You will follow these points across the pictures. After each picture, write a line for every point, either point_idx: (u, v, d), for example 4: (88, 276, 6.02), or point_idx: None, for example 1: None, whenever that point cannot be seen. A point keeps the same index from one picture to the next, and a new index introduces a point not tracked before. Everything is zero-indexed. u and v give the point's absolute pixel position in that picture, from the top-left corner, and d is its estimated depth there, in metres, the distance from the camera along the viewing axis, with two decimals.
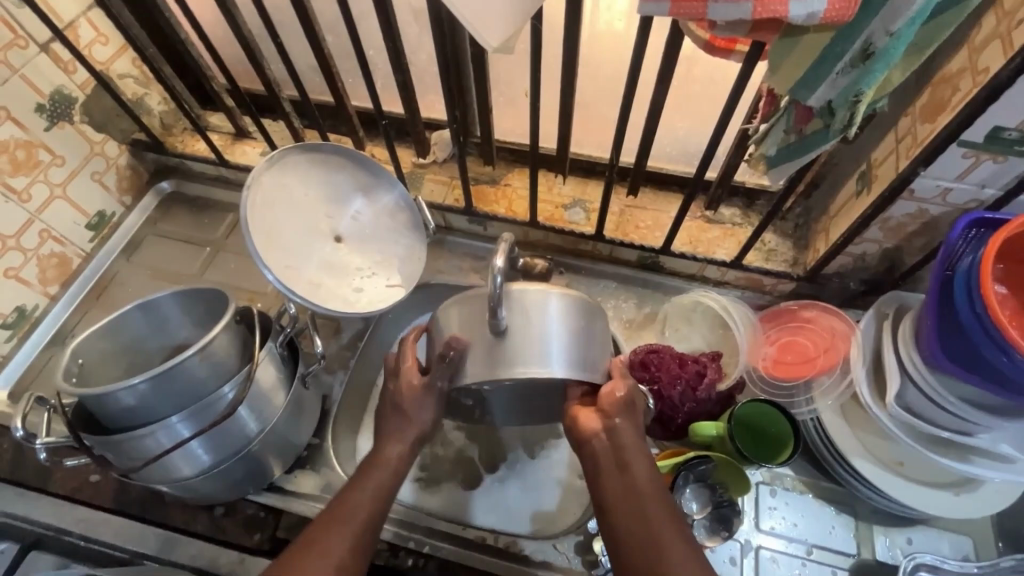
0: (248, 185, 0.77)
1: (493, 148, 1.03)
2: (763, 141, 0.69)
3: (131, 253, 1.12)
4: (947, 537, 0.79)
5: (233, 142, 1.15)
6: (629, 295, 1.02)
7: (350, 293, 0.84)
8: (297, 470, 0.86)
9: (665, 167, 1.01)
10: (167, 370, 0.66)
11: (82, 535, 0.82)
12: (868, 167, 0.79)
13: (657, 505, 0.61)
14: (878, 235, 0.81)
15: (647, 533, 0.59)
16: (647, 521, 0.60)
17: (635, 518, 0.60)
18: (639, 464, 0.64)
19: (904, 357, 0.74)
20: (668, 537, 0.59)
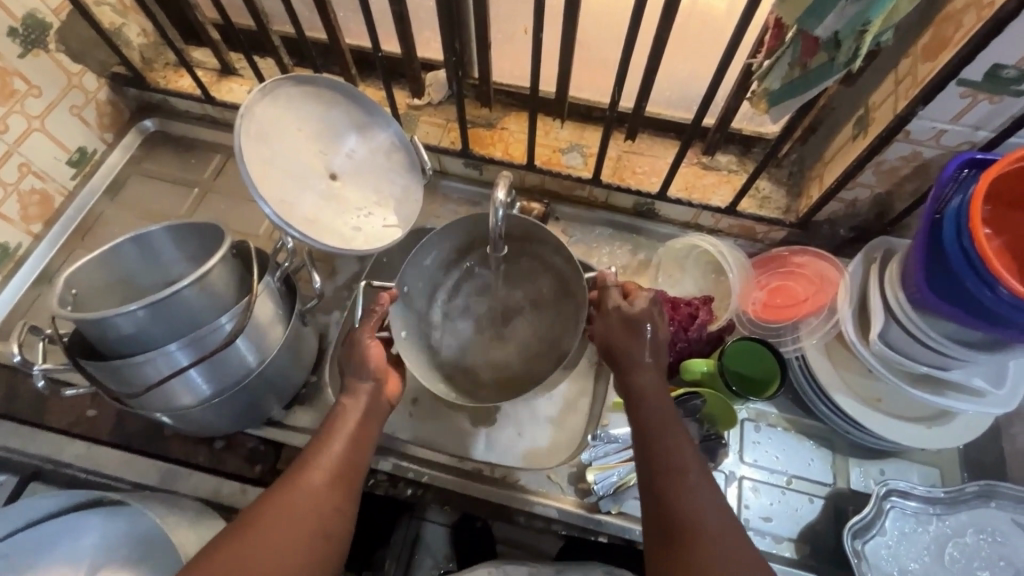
0: (242, 115, 0.75)
1: (490, 90, 1.01)
2: (766, 77, 0.69)
3: (115, 192, 1.09)
4: (917, 468, 0.84)
5: (219, 79, 1.11)
6: (623, 241, 1.03)
7: (347, 230, 0.83)
8: (295, 406, 0.88)
9: (664, 112, 1.01)
10: (164, 298, 0.66)
11: (83, 467, 0.83)
12: (866, 111, 0.79)
13: (666, 411, 0.67)
14: (871, 179, 0.82)
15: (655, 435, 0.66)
16: (659, 423, 0.66)
17: (651, 421, 0.67)
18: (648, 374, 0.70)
19: (889, 298, 0.77)
20: (674, 442, 0.65)
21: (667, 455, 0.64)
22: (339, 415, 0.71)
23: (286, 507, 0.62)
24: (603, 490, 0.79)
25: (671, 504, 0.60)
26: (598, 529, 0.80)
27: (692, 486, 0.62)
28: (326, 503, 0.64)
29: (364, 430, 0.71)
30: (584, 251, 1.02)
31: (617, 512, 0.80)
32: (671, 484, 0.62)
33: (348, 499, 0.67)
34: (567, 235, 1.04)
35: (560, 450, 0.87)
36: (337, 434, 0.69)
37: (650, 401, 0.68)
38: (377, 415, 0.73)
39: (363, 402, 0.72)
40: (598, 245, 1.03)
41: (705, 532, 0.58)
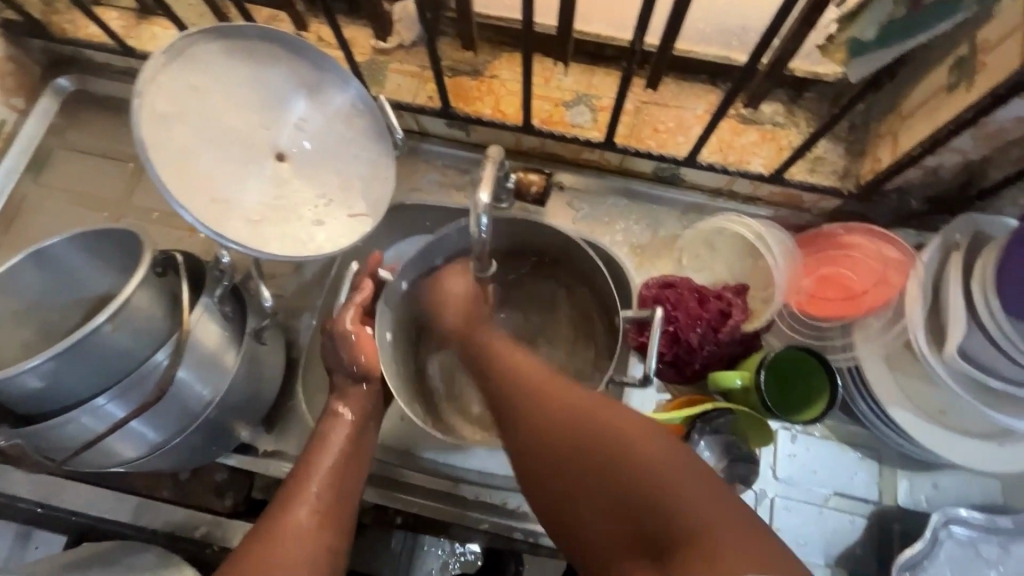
0: (138, 91, 0.57)
1: (473, 27, 0.80)
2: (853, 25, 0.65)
3: (38, 171, 0.92)
4: (976, 483, 0.74)
5: (138, 23, 0.90)
6: (641, 215, 0.85)
7: (302, 228, 0.67)
8: (267, 427, 0.77)
9: (695, 49, 0.79)
10: (72, 347, 0.53)
11: (38, 502, 0.74)
12: (972, 53, 0.60)
13: (535, 375, 0.58)
14: (966, 144, 0.64)
15: (531, 394, 0.57)
16: (523, 392, 0.57)
17: (522, 392, 0.58)
18: (512, 351, 0.63)
19: (977, 300, 0.61)
20: (562, 395, 0.55)
21: (546, 411, 0.54)
22: (323, 435, 0.64)
23: (276, 548, 0.54)
24: None
25: (554, 438, 0.52)
26: None
27: (582, 414, 0.52)
28: (318, 538, 0.56)
29: (357, 453, 0.64)
30: (594, 229, 0.85)
31: None
32: (556, 427, 0.53)
33: (342, 530, 0.59)
34: (574, 208, 0.86)
35: None
36: (325, 459, 0.62)
37: (517, 359, 0.61)
38: (367, 432, 0.66)
39: (356, 411, 0.66)
40: (612, 221, 0.85)
41: (619, 452, 0.48)
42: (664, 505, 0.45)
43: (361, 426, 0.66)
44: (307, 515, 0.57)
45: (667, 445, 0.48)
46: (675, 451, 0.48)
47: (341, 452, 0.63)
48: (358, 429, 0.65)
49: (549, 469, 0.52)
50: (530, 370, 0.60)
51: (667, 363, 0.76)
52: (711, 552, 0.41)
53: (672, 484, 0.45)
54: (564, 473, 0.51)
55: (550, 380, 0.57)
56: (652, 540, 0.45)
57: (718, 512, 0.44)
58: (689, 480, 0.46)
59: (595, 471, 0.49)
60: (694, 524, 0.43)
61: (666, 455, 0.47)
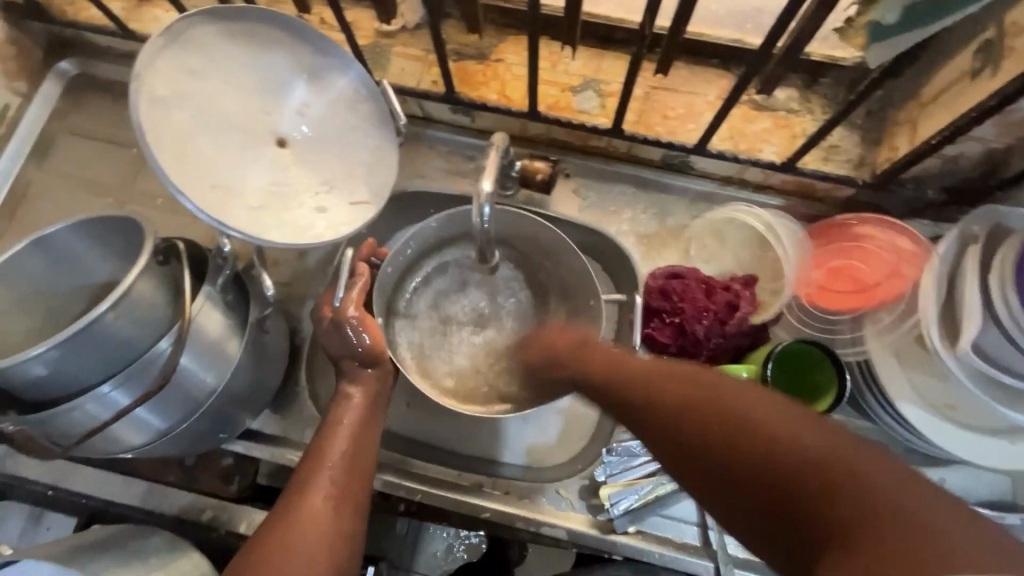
0: (136, 76, 0.56)
1: (478, 9, 0.78)
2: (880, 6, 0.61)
3: (42, 155, 0.92)
4: (985, 479, 0.73)
5: (138, 5, 0.88)
6: (649, 203, 0.84)
7: (304, 216, 0.66)
8: (271, 414, 0.78)
9: (707, 32, 0.77)
10: (76, 335, 0.53)
11: (49, 484, 0.75)
12: (999, 36, 0.57)
13: (631, 368, 0.56)
14: (989, 132, 0.62)
15: (626, 382, 0.55)
16: (624, 383, 0.55)
17: (620, 383, 0.56)
18: (601, 349, 0.61)
19: (994, 295, 0.59)
20: (663, 381, 0.53)
21: (673, 404, 0.50)
22: (334, 417, 0.63)
23: (296, 539, 0.53)
24: (619, 510, 0.72)
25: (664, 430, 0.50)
26: (611, 550, 0.72)
27: (713, 403, 0.48)
28: (335, 526, 0.56)
29: (369, 426, 0.63)
30: (600, 217, 0.83)
31: (635, 531, 0.72)
32: (703, 427, 0.47)
33: (360, 515, 0.59)
34: (580, 196, 0.84)
35: (572, 443, 0.77)
36: (339, 433, 0.61)
37: (604, 364, 0.59)
38: (375, 414, 0.65)
39: (366, 393, 0.65)
40: (619, 209, 0.84)
41: (754, 437, 0.44)
42: (810, 472, 0.41)
43: (370, 404, 0.64)
44: (322, 502, 0.56)
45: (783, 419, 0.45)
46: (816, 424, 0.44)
47: (353, 427, 0.62)
48: (367, 409, 0.64)
49: (684, 456, 0.48)
50: (635, 363, 0.56)
51: (672, 355, 0.75)
52: (924, 540, 0.35)
53: (821, 453, 0.41)
54: (704, 463, 0.46)
55: (653, 366, 0.55)
56: (822, 524, 0.39)
57: (881, 479, 0.39)
58: (825, 444, 0.42)
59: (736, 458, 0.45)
60: (860, 497, 0.38)
61: (813, 431, 0.43)
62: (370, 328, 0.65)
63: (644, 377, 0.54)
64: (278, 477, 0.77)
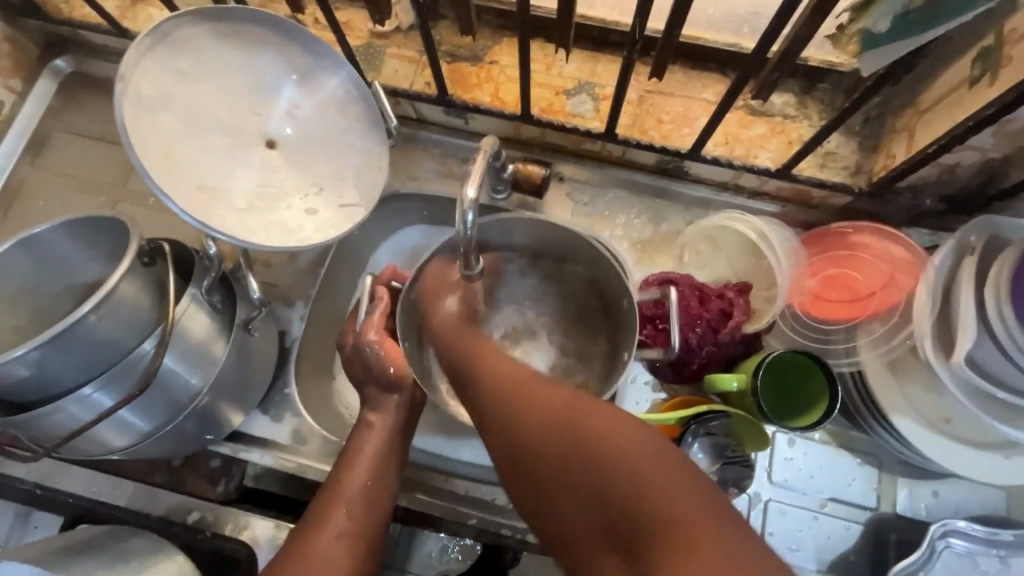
0: (121, 76, 0.56)
1: (472, 11, 0.77)
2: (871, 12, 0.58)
3: (37, 153, 0.92)
4: (979, 493, 0.71)
5: (133, 4, 0.88)
6: (643, 208, 0.83)
7: (292, 218, 0.66)
8: (259, 415, 0.77)
9: (703, 36, 0.76)
10: (57, 337, 0.53)
11: (37, 483, 0.75)
12: (998, 43, 0.56)
13: (502, 368, 0.56)
14: (986, 141, 0.61)
15: (494, 385, 0.54)
16: (492, 385, 0.54)
17: (487, 386, 0.55)
18: (476, 348, 0.60)
19: (989, 307, 0.59)
20: (527, 389, 0.52)
21: (533, 409, 0.49)
22: (354, 446, 0.64)
23: (306, 572, 0.56)
24: None
25: (515, 436, 0.49)
26: None
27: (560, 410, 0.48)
28: (350, 560, 0.58)
29: (389, 458, 0.64)
30: (593, 222, 0.83)
31: None
32: (547, 436, 0.47)
33: (373, 546, 0.61)
34: (574, 200, 0.84)
35: None
36: (357, 465, 0.63)
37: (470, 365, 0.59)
38: (396, 444, 0.65)
39: (387, 422, 0.66)
40: (613, 214, 0.83)
41: (605, 452, 0.43)
42: (629, 483, 0.40)
43: (391, 434, 0.65)
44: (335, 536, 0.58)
45: (618, 423, 0.44)
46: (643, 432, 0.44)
47: (374, 458, 0.63)
48: (388, 438, 0.65)
49: (530, 460, 0.47)
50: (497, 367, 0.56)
51: (664, 362, 0.74)
52: (695, 537, 0.36)
53: (642, 460, 0.41)
54: (549, 474, 0.45)
55: (514, 371, 0.55)
56: (630, 531, 0.39)
57: (679, 489, 0.39)
58: (663, 467, 0.40)
59: (572, 464, 0.44)
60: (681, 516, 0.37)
61: (662, 456, 0.41)
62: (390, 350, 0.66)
63: (522, 384, 0.53)
64: (265, 480, 0.77)
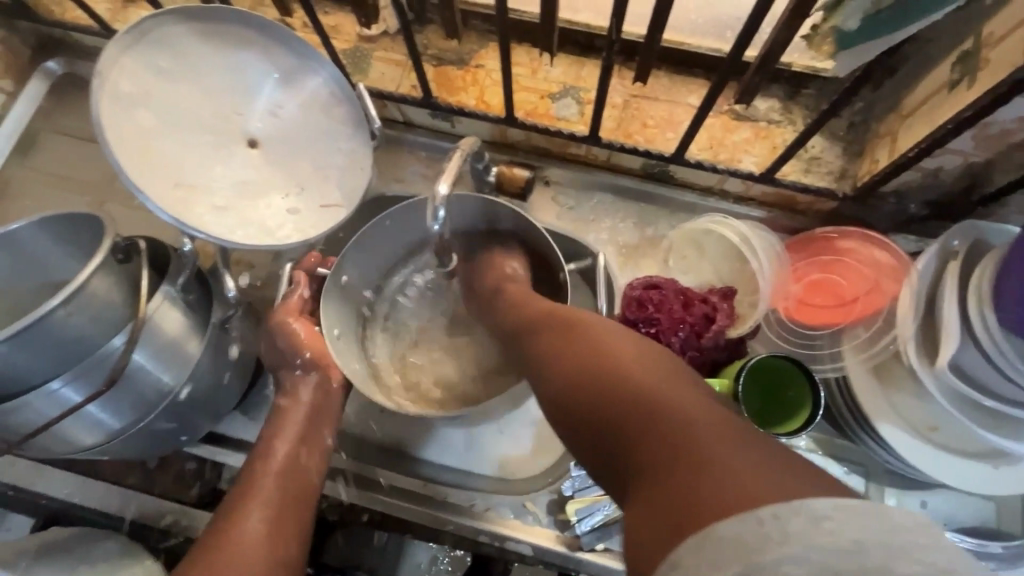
0: (98, 72, 0.56)
1: (457, 15, 0.78)
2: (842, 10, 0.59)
3: (25, 153, 0.92)
4: (970, 504, 0.70)
5: (124, 6, 0.89)
6: (628, 212, 0.83)
7: (271, 217, 0.65)
8: (238, 417, 0.76)
9: (687, 42, 0.77)
10: (23, 331, 0.52)
11: (10, 484, 0.74)
12: (976, 47, 0.56)
13: (547, 307, 0.58)
14: (967, 145, 0.60)
15: (547, 321, 0.56)
16: (543, 322, 0.56)
17: (538, 323, 0.57)
18: (533, 300, 0.62)
19: (971, 312, 0.58)
20: (568, 325, 0.53)
21: (563, 345, 0.51)
22: (269, 434, 0.63)
23: (223, 559, 0.51)
24: (586, 527, 0.69)
25: (551, 364, 0.50)
26: (578, 567, 0.70)
27: (592, 343, 0.48)
28: (272, 546, 0.54)
29: (310, 442, 0.63)
30: (578, 225, 0.82)
31: (603, 548, 0.69)
32: (579, 365, 0.47)
33: (299, 532, 0.57)
34: (558, 204, 0.83)
35: (545, 455, 0.75)
36: (272, 451, 0.61)
37: (530, 308, 0.61)
38: (316, 429, 0.64)
39: (300, 407, 0.65)
40: (597, 218, 0.83)
41: (626, 379, 0.43)
42: (653, 410, 0.40)
43: (309, 416, 0.65)
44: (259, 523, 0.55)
45: (668, 369, 0.44)
46: (681, 375, 0.44)
47: (291, 444, 0.62)
48: (308, 420, 0.64)
49: (562, 384, 0.48)
50: (550, 307, 0.58)
51: None
52: (706, 468, 0.36)
53: (667, 396, 0.41)
54: (569, 391, 0.47)
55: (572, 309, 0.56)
56: (643, 460, 0.39)
57: (709, 421, 0.39)
58: (694, 408, 0.40)
59: (608, 388, 0.44)
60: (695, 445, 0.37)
61: (696, 398, 0.41)
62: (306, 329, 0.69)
63: (562, 318, 0.54)
64: None
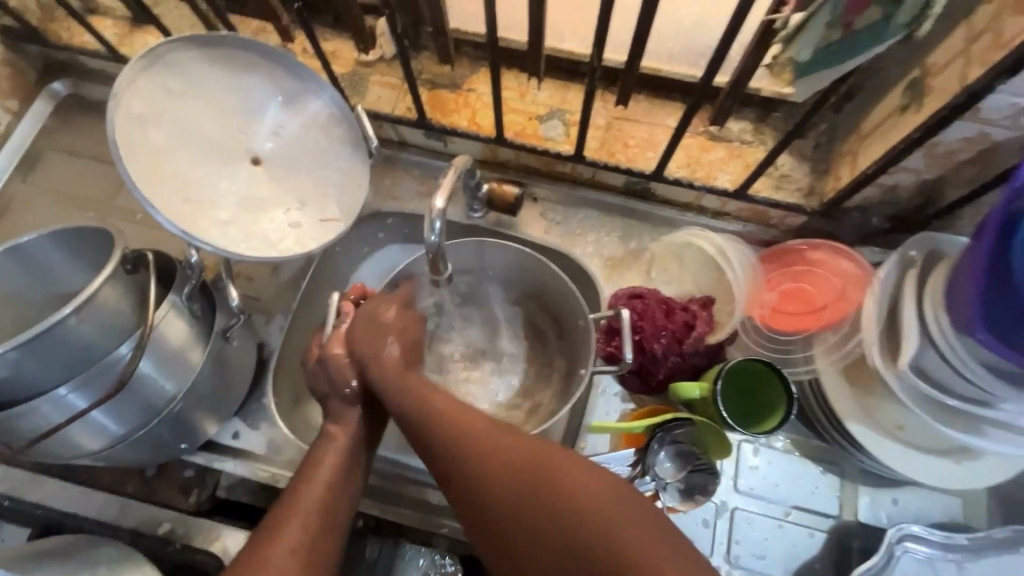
0: (114, 94, 0.59)
1: (450, 42, 0.83)
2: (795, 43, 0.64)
3: (29, 171, 0.94)
4: (937, 500, 0.73)
5: (130, 31, 0.93)
6: (612, 227, 0.87)
7: (272, 231, 0.69)
8: (236, 425, 0.78)
9: (665, 68, 0.82)
10: (35, 337, 0.54)
11: (6, 495, 0.75)
12: (922, 75, 0.62)
13: (441, 403, 0.59)
14: (919, 163, 0.66)
15: (447, 422, 0.57)
16: (442, 423, 0.57)
17: (438, 424, 0.57)
18: (414, 384, 0.62)
19: (928, 316, 0.62)
20: (479, 431, 0.55)
21: (478, 455, 0.53)
22: (315, 456, 0.63)
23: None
24: None
25: (474, 483, 0.52)
26: None
27: (512, 458, 0.52)
28: (306, 572, 0.55)
29: (350, 466, 0.63)
30: (565, 240, 0.87)
31: None
32: (504, 485, 0.51)
33: (330, 556, 0.58)
34: (545, 220, 0.88)
35: None
36: (313, 474, 0.61)
37: (422, 396, 0.60)
38: (356, 464, 0.64)
39: (347, 433, 0.65)
40: (583, 232, 0.87)
41: (557, 495, 0.48)
42: (592, 528, 0.46)
43: (354, 448, 0.64)
44: (287, 552, 0.54)
45: (590, 474, 0.49)
46: (602, 478, 0.49)
47: (334, 465, 0.62)
48: (351, 446, 0.64)
49: (491, 502, 0.51)
50: (452, 402, 0.59)
51: (630, 372, 0.76)
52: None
53: (598, 510, 0.46)
54: (503, 516, 0.50)
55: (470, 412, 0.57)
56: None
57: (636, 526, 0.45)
58: (623, 517, 0.46)
59: (539, 511, 0.48)
60: (628, 558, 0.43)
61: (617, 504, 0.47)
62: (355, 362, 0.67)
63: (473, 422, 0.56)
64: (239, 490, 0.77)
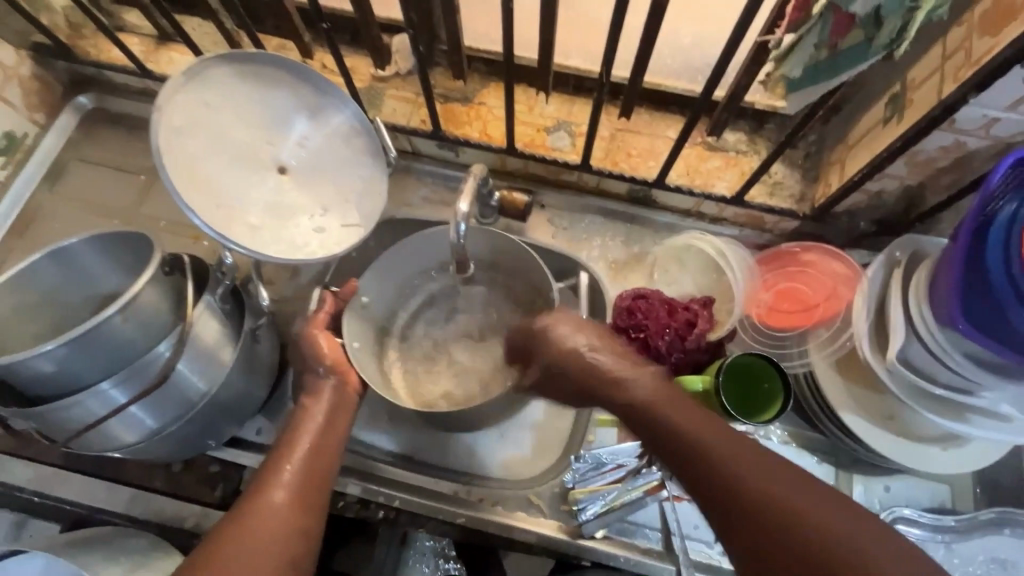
0: (157, 107, 0.64)
1: (464, 59, 0.88)
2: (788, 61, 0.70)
3: (55, 181, 0.98)
4: (927, 487, 0.78)
5: (157, 48, 0.98)
6: (615, 232, 0.92)
7: (298, 236, 0.73)
8: (259, 422, 0.81)
9: (665, 83, 0.88)
10: (84, 334, 0.58)
11: (36, 491, 0.78)
12: (902, 90, 0.67)
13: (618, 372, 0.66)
14: (902, 170, 0.71)
15: (622, 391, 0.65)
16: (619, 390, 0.65)
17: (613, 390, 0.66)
18: (553, 348, 0.68)
19: (912, 311, 0.67)
20: (671, 407, 0.62)
21: (681, 424, 0.61)
22: (296, 422, 0.65)
23: (245, 529, 0.56)
24: (587, 515, 0.75)
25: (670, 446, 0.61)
26: (580, 554, 0.76)
27: (714, 440, 0.59)
28: (294, 523, 0.58)
29: (332, 429, 0.66)
30: (572, 244, 0.91)
31: (602, 536, 0.76)
32: (703, 452, 0.58)
33: (319, 508, 0.61)
34: (553, 226, 0.92)
35: (546, 453, 0.82)
36: (297, 436, 0.64)
37: (584, 361, 0.67)
38: (341, 416, 0.67)
39: (322, 403, 0.67)
40: (588, 237, 0.92)
41: (744, 481, 0.55)
42: (779, 510, 0.53)
43: (330, 412, 0.67)
44: (280, 499, 0.59)
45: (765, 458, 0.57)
46: (785, 466, 0.56)
47: (316, 429, 0.65)
48: (332, 410, 0.67)
49: (693, 464, 0.59)
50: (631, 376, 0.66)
51: None
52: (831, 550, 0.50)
53: (786, 501, 0.53)
54: (707, 479, 0.57)
55: (667, 390, 0.64)
56: (778, 542, 0.52)
57: (818, 506, 0.53)
58: (809, 498, 0.53)
59: (737, 487, 0.55)
60: (787, 505, 0.53)
61: (802, 490, 0.54)
62: (329, 341, 0.70)
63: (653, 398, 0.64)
64: None
